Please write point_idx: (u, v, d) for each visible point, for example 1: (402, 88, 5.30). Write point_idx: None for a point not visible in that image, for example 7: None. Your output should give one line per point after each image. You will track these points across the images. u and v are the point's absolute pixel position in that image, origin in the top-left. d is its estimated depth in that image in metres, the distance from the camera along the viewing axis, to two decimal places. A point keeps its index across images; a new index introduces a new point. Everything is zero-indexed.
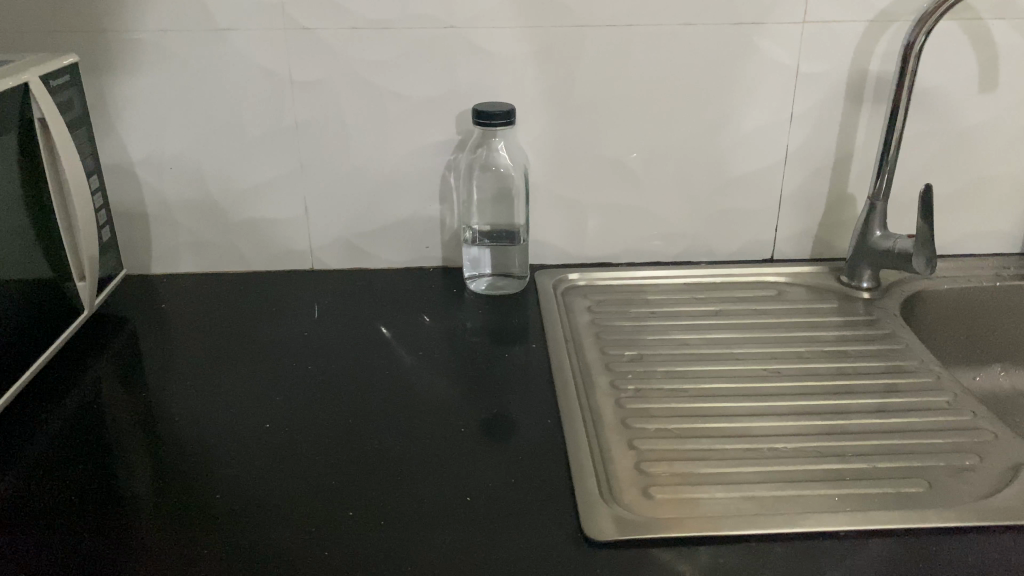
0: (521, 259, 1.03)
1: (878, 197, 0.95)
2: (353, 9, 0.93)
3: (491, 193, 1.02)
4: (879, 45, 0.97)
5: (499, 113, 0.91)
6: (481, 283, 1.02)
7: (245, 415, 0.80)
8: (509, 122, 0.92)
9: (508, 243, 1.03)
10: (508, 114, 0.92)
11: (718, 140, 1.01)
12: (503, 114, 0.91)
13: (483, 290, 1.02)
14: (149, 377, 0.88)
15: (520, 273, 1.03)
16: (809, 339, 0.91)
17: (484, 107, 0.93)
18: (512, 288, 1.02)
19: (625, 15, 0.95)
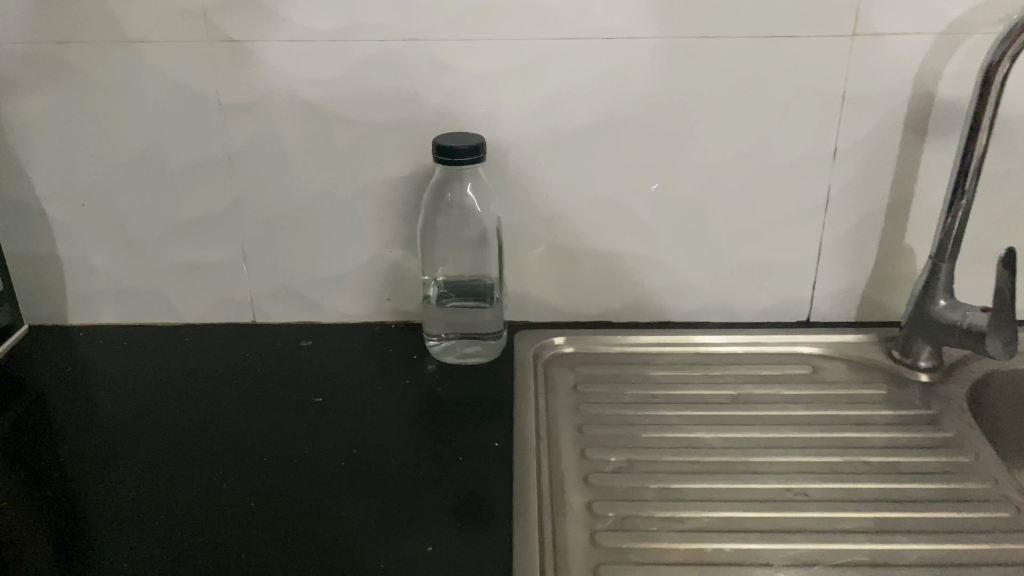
0: (495, 321, 0.84)
1: (943, 257, 0.76)
2: (291, 16, 0.76)
3: (462, 240, 0.84)
4: (951, 64, 0.77)
5: (464, 148, 0.73)
6: (446, 348, 0.83)
7: (123, 519, 0.63)
8: (479, 159, 0.75)
9: (482, 301, 0.84)
10: (476, 149, 0.74)
11: (741, 177, 0.82)
12: (468, 149, 0.74)
13: (447, 358, 0.82)
14: (30, 452, 0.72)
15: (495, 338, 0.83)
16: (849, 440, 0.72)
17: (447, 140, 0.75)
18: (483, 358, 0.82)
19: (625, 25, 0.76)
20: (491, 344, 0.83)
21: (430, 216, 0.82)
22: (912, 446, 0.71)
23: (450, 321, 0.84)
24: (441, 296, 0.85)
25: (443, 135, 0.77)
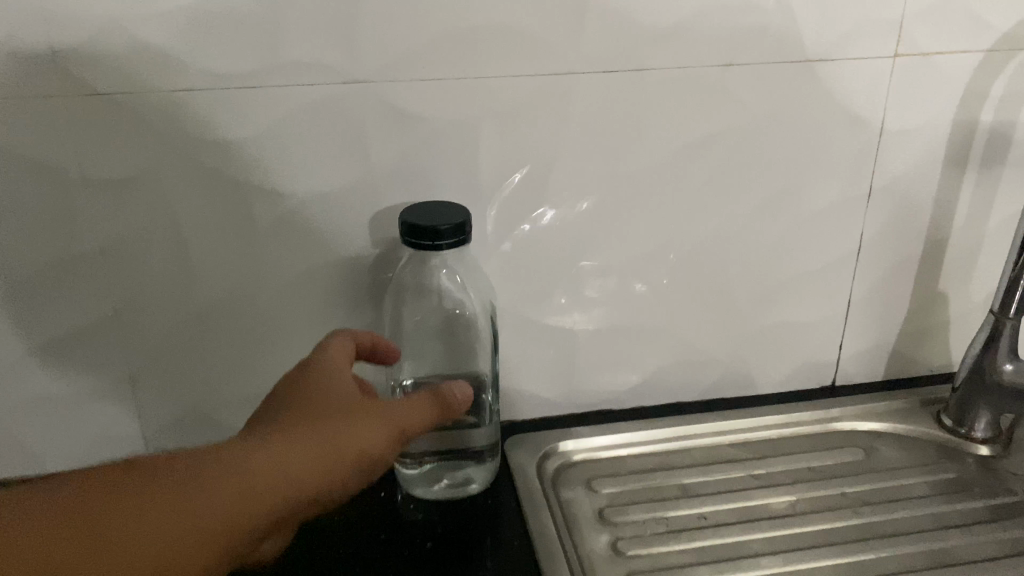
0: (487, 438, 0.64)
1: (1009, 312, 0.65)
2: (184, 56, 0.54)
3: (438, 337, 0.66)
4: (996, 86, 0.65)
5: (443, 227, 0.54)
6: (420, 481, 0.63)
7: None
8: (462, 239, 0.56)
9: (467, 414, 0.65)
10: (458, 228, 0.55)
11: (766, 229, 0.68)
12: (449, 229, 0.55)
13: (422, 495, 0.63)
14: None
15: (487, 461, 0.64)
16: (947, 554, 0.59)
17: (418, 215, 0.56)
18: (471, 487, 0.63)
19: (634, 53, 0.59)
20: (481, 469, 0.64)
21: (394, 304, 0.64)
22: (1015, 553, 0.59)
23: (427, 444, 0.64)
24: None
25: (410, 207, 0.57)
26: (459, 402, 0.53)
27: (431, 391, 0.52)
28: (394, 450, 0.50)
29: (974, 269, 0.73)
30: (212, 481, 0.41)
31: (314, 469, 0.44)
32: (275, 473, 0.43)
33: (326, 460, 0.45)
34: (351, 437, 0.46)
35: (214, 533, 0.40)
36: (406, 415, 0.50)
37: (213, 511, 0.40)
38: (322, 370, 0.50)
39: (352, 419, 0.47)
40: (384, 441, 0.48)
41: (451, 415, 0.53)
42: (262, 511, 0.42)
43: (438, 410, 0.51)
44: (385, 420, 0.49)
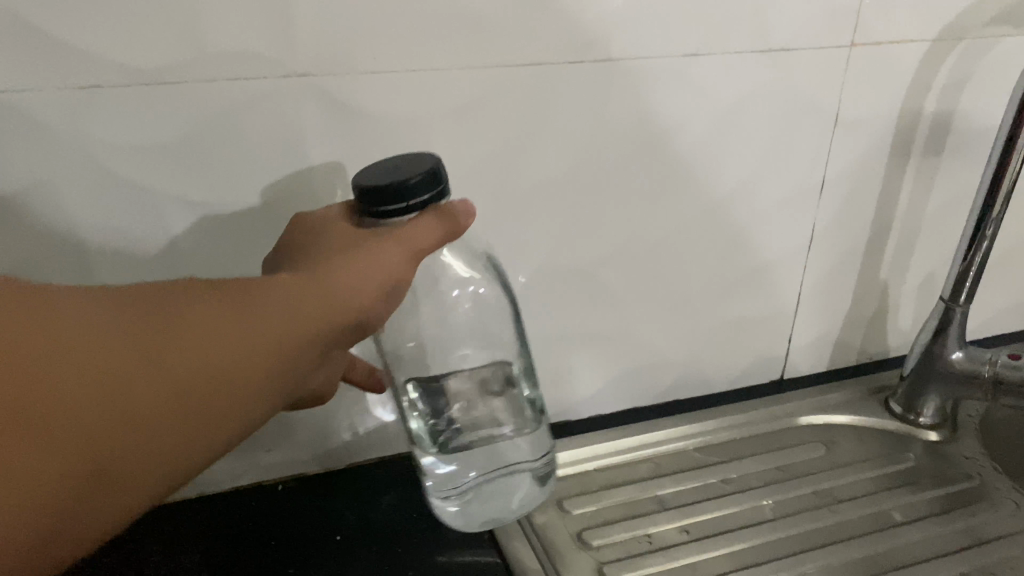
0: (534, 442, 0.59)
1: (959, 299, 0.65)
2: (89, 47, 0.45)
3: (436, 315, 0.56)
4: (940, 74, 0.66)
5: (412, 178, 0.42)
6: (472, 516, 0.57)
7: None
8: (440, 190, 0.44)
9: (505, 422, 0.58)
10: (432, 176, 0.43)
11: (726, 226, 0.65)
12: (419, 180, 0.42)
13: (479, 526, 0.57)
14: None
15: (543, 464, 0.60)
16: (924, 543, 0.59)
17: (376, 177, 0.44)
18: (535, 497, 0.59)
19: (602, 42, 0.54)
20: (538, 478, 0.59)
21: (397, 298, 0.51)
22: (1004, 535, 0.60)
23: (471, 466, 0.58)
24: (438, 434, 0.56)
25: (365, 173, 0.45)
26: (465, 219, 0.44)
27: (434, 207, 0.43)
28: (408, 278, 0.43)
29: (913, 255, 0.74)
30: (201, 332, 0.35)
31: (320, 306, 0.39)
32: (263, 305, 0.37)
33: (335, 289, 0.40)
34: (362, 285, 0.40)
35: (201, 371, 0.35)
36: (415, 234, 0.42)
37: (200, 356, 0.35)
38: (326, 233, 0.44)
39: (357, 249, 0.42)
40: (399, 270, 0.42)
41: (462, 231, 0.44)
42: (264, 352, 0.37)
43: (446, 225, 0.43)
44: (390, 248, 0.42)
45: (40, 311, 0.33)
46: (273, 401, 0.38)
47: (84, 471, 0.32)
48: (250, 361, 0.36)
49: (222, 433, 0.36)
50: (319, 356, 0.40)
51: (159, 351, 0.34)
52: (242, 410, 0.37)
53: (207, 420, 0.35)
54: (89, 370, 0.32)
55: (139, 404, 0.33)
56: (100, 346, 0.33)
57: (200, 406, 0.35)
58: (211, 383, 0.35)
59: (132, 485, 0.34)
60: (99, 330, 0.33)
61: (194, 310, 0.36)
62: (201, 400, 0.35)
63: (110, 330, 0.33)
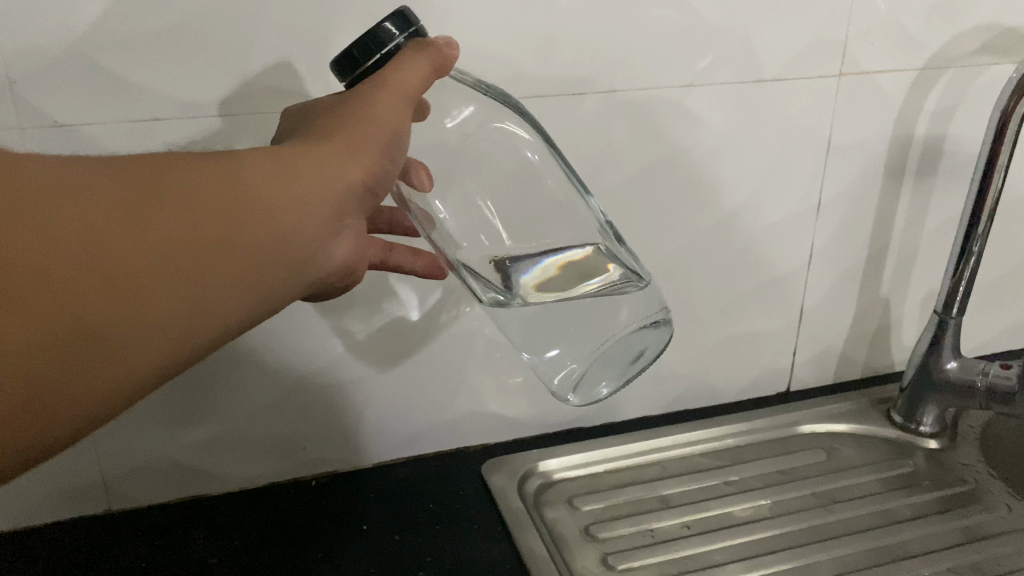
0: (635, 304, 0.53)
1: (952, 311, 0.69)
2: (151, 86, 0.51)
3: (525, 215, 0.51)
4: (930, 101, 0.70)
5: (381, 25, 0.42)
6: (593, 386, 0.52)
7: None
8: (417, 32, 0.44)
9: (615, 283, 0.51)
10: (399, 20, 0.43)
11: (727, 244, 0.70)
12: (389, 24, 0.42)
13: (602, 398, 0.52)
14: None
15: (656, 318, 0.53)
16: (916, 541, 0.63)
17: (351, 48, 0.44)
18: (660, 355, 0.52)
19: (603, 75, 0.60)
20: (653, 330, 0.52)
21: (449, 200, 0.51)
22: (1000, 532, 0.63)
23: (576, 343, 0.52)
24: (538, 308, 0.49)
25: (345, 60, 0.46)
26: (449, 49, 0.44)
27: (417, 41, 0.42)
28: (408, 126, 0.43)
29: (913, 273, 0.78)
30: (188, 197, 0.34)
31: (309, 177, 0.38)
32: (251, 169, 0.36)
33: (328, 161, 0.39)
34: (354, 152, 0.40)
35: (192, 230, 0.33)
36: (406, 72, 0.41)
37: (189, 214, 0.33)
38: (323, 107, 0.44)
39: (351, 108, 0.41)
40: (398, 120, 0.42)
41: (447, 66, 0.43)
42: (254, 214, 0.35)
43: (436, 60, 0.42)
44: (388, 97, 0.41)
45: (6, 173, 0.30)
46: (276, 272, 0.37)
47: (80, 323, 0.30)
48: (243, 225, 0.35)
49: (223, 301, 0.35)
50: (326, 228, 0.39)
51: (144, 207, 0.32)
52: (242, 277, 0.35)
53: (205, 286, 0.34)
54: (65, 227, 0.30)
55: (126, 265, 0.31)
56: (77, 206, 0.31)
57: (195, 268, 0.33)
58: (210, 251, 0.34)
59: (126, 358, 0.32)
60: (79, 188, 0.31)
61: (186, 173, 0.34)
62: (194, 268, 0.33)
63: (89, 189, 0.32)
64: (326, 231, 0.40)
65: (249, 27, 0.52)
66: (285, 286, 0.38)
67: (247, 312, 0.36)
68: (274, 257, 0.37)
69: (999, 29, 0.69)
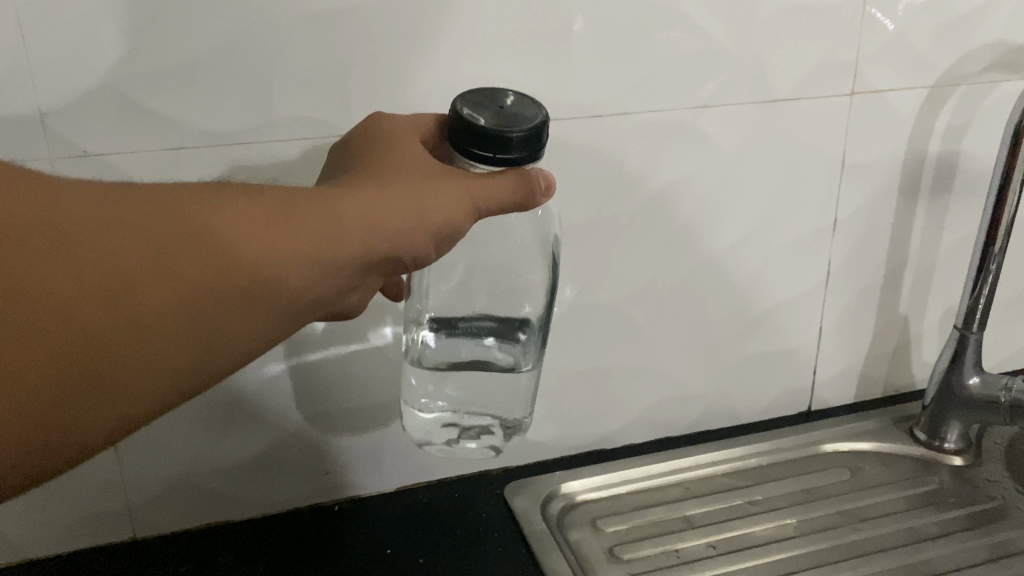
0: (514, 400, 0.54)
1: (972, 327, 0.69)
2: (179, 115, 0.53)
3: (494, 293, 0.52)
4: (941, 119, 0.70)
5: (515, 134, 0.38)
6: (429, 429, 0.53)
7: None
8: (538, 153, 0.40)
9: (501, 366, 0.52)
10: (532, 135, 0.39)
11: (744, 265, 0.70)
12: (522, 138, 0.39)
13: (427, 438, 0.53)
14: None
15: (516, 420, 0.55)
16: (945, 559, 0.62)
17: (475, 112, 0.40)
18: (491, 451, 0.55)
19: (618, 99, 0.61)
20: (506, 429, 0.54)
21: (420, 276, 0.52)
22: None
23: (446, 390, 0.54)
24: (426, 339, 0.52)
25: (457, 100, 0.41)
26: (545, 194, 0.42)
27: (521, 173, 0.40)
28: (469, 223, 0.42)
29: (931, 290, 0.78)
30: (214, 241, 0.35)
31: (344, 234, 0.38)
32: (282, 217, 0.37)
33: (370, 222, 0.39)
34: (403, 226, 0.40)
35: (207, 278, 0.35)
36: (490, 185, 0.40)
37: (207, 262, 0.35)
38: (398, 153, 0.43)
39: (416, 182, 0.40)
40: (458, 215, 0.40)
41: (537, 203, 0.42)
42: (275, 266, 0.36)
43: (525, 189, 0.41)
44: (456, 188, 0.40)
45: (43, 207, 0.33)
46: (287, 318, 0.38)
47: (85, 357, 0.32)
48: (261, 277, 0.36)
49: (228, 347, 0.36)
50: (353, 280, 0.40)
51: (163, 251, 0.34)
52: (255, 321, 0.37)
53: (213, 333, 0.36)
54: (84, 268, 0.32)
55: (135, 312, 0.33)
56: (100, 247, 0.33)
57: (201, 315, 0.35)
58: (223, 296, 0.35)
59: (133, 397, 0.34)
60: (102, 225, 0.33)
61: (220, 213, 0.35)
62: (207, 311, 0.35)
63: (114, 229, 0.33)
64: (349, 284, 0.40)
65: (274, 58, 0.53)
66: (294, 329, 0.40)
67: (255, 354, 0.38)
68: (294, 307, 0.38)
69: (1009, 46, 0.70)
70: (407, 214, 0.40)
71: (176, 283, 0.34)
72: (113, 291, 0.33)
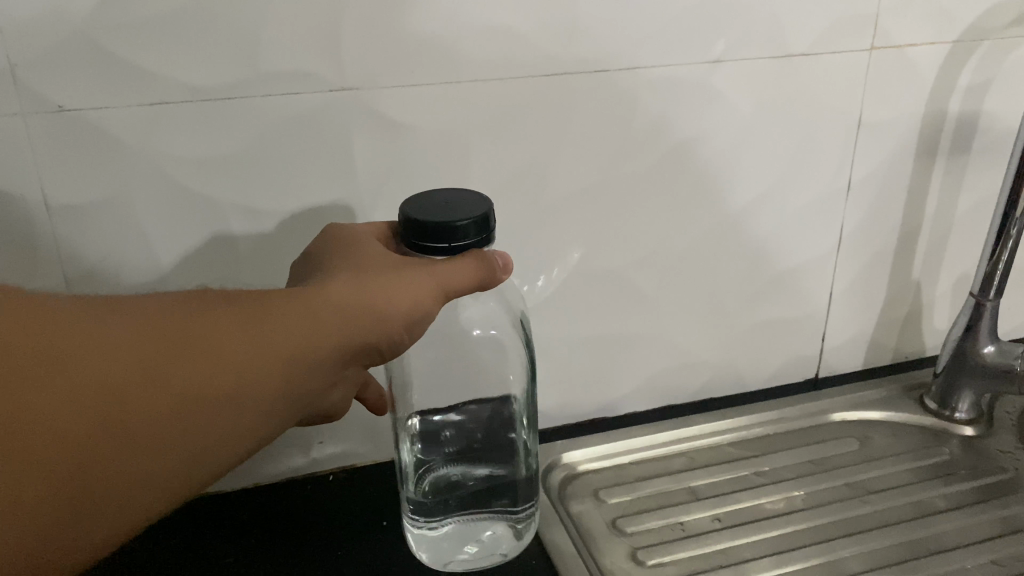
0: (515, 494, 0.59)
1: (989, 294, 0.66)
2: (159, 68, 0.49)
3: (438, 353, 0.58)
4: (964, 76, 0.67)
5: (465, 224, 0.45)
6: (443, 550, 0.56)
7: None
8: (484, 240, 0.46)
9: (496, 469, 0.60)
10: (479, 224, 0.45)
11: (754, 230, 0.68)
12: (466, 227, 0.45)
13: (449, 561, 0.55)
14: None
15: (523, 519, 0.58)
16: (958, 533, 0.60)
17: (424, 212, 0.46)
18: (506, 554, 0.56)
19: (627, 51, 0.57)
20: (514, 528, 0.57)
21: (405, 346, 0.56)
22: None
23: (443, 504, 0.58)
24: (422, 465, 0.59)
25: (409, 202, 0.47)
26: (503, 272, 0.45)
27: (478, 253, 0.45)
28: (436, 309, 0.46)
29: (946, 255, 0.75)
30: (198, 349, 0.38)
31: (324, 329, 0.41)
32: (254, 323, 0.40)
33: (340, 314, 0.42)
34: (372, 319, 0.43)
35: (193, 386, 0.38)
36: (449, 272, 0.44)
37: (193, 371, 0.38)
38: (367, 252, 0.46)
39: (386, 274, 0.44)
40: (426, 299, 0.44)
41: (498, 281, 0.45)
42: (256, 367, 0.39)
43: (485, 269, 0.45)
44: (422, 279, 0.44)
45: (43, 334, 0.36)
46: (275, 421, 0.41)
47: (88, 472, 0.35)
48: (243, 379, 0.39)
49: (221, 453, 0.39)
50: (335, 372, 0.43)
51: (151, 363, 0.37)
52: (241, 420, 0.40)
53: (203, 435, 0.38)
54: (79, 391, 0.35)
55: (130, 421, 0.36)
56: (93, 364, 0.36)
57: (195, 419, 0.38)
58: (209, 401, 0.38)
59: (134, 500, 0.37)
60: (102, 345, 0.37)
61: (199, 325, 0.39)
62: (195, 417, 0.38)
63: (108, 345, 0.37)
64: (330, 380, 0.43)
65: (261, 7, 0.49)
66: (279, 428, 0.42)
67: (244, 453, 0.41)
68: (281, 402, 0.41)
69: None
70: (371, 305, 0.43)
71: (167, 394, 0.37)
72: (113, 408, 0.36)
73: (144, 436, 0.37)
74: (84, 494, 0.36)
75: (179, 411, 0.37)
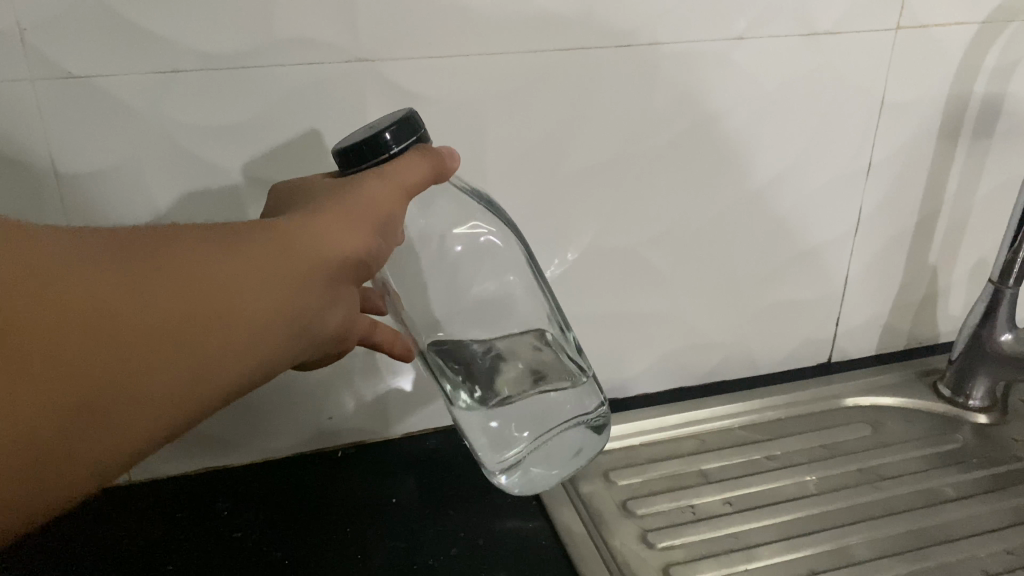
0: (574, 397, 0.55)
1: (1008, 281, 0.65)
2: (170, 33, 0.48)
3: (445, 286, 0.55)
4: (990, 57, 0.66)
5: (387, 133, 0.42)
6: (538, 477, 0.53)
7: None
8: (416, 142, 0.44)
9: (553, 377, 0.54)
10: (403, 125, 0.43)
11: (772, 208, 0.67)
12: (395, 132, 0.43)
13: (547, 485, 0.53)
14: None
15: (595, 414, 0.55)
16: (971, 522, 0.60)
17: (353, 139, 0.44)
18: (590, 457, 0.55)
19: (647, 26, 0.56)
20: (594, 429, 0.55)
21: (411, 281, 0.53)
22: None
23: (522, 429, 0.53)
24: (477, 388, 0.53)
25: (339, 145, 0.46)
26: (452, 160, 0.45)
27: (421, 146, 0.44)
28: (401, 211, 0.43)
29: (964, 240, 0.74)
30: (190, 267, 0.34)
31: (310, 250, 0.39)
32: (244, 244, 0.37)
33: (325, 235, 0.39)
34: (349, 236, 0.40)
35: (187, 304, 0.34)
36: (405, 165, 0.42)
37: (186, 289, 0.34)
38: (323, 184, 0.44)
39: (353, 187, 0.42)
40: (394, 206, 0.42)
41: (450, 170, 0.45)
42: (250, 286, 0.36)
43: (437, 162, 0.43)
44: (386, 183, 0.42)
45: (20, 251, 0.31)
46: (271, 350, 0.37)
47: (78, 391, 0.31)
48: (238, 299, 0.35)
49: (222, 383, 0.35)
50: (326, 296, 0.40)
51: (141, 278, 0.33)
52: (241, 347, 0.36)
53: (201, 360, 0.34)
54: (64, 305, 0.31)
55: (121, 339, 0.32)
56: (77, 278, 0.32)
57: (192, 339, 0.34)
58: (206, 323, 0.34)
59: (128, 429, 0.33)
60: (90, 266, 0.32)
61: (188, 245, 0.35)
62: (192, 338, 0.34)
63: (92, 260, 0.32)
64: (320, 306, 0.40)
65: None
66: (279, 361, 0.38)
67: (242, 385, 0.37)
68: (280, 327, 0.37)
69: None
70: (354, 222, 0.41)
71: (162, 310, 0.33)
72: (102, 324, 0.31)
73: (139, 358, 0.32)
74: (75, 417, 0.31)
75: (175, 330, 0.33)
